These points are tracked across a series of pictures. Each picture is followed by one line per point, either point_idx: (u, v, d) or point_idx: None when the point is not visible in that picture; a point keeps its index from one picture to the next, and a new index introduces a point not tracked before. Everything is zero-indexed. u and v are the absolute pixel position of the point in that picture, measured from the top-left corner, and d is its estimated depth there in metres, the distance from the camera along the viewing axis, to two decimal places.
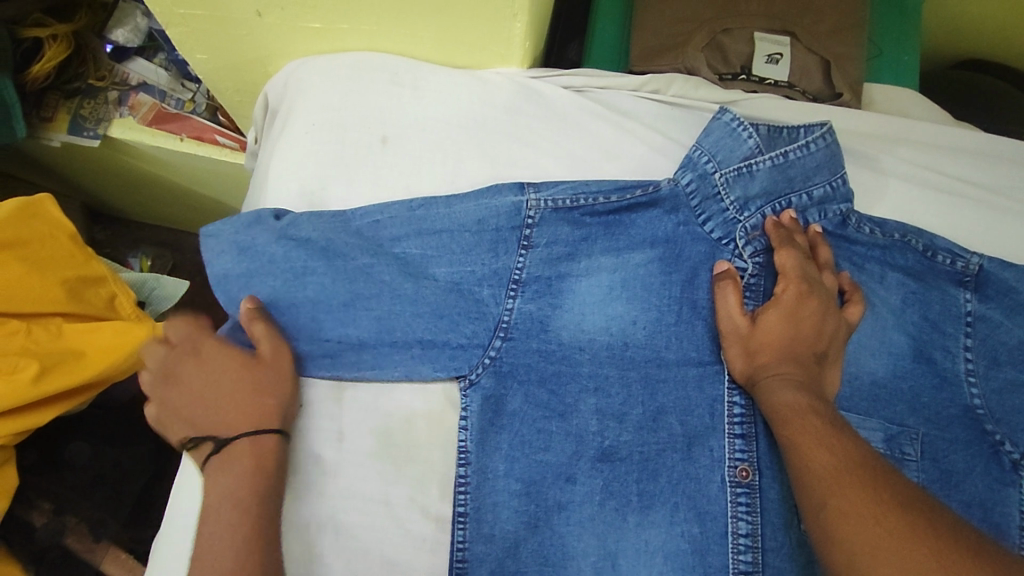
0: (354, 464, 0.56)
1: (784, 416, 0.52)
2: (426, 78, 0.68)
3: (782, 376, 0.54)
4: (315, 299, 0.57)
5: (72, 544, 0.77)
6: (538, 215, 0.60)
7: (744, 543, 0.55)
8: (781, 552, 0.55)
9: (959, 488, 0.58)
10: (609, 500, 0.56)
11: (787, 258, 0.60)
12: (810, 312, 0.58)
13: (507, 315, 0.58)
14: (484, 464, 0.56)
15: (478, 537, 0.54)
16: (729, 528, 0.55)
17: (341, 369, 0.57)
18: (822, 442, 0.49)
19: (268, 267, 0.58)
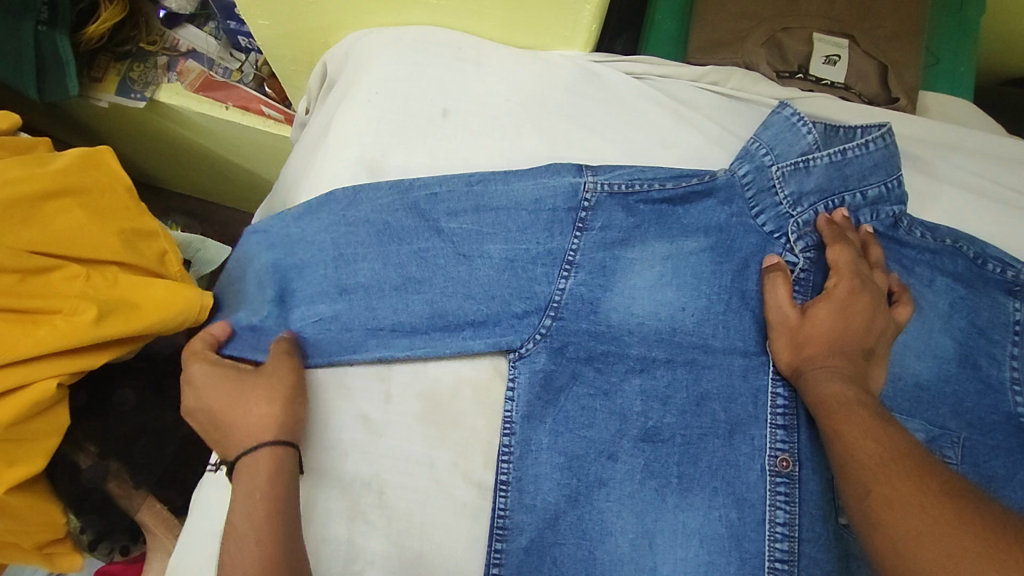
0: (400, 427, 0.57)
1: (831, 407, 0.52)
2: (491, 57, 0.69)
3: (831, 371, 0.55)
4: (367, 284, 0.58)
5: (114, 488, 0.79)
6: (594, 198, 0.60)
7: (782, 532, 0.55)
8: (818, 543, 0.55)
9: (998, 493, 0.58)
10: (649, 480, 0.56)
11: (840, 253, 0.60)
12: (860, 308, 0.58)
13: (559, 294, 0.59)
14: (528, 436, 0.56)
15: (519, 506, 0.55)
16: (767, 516, 0.55)
17: (392, 352, 0.58)
18: (869, 433, 0.49)
19: (320, 255, 0.59)
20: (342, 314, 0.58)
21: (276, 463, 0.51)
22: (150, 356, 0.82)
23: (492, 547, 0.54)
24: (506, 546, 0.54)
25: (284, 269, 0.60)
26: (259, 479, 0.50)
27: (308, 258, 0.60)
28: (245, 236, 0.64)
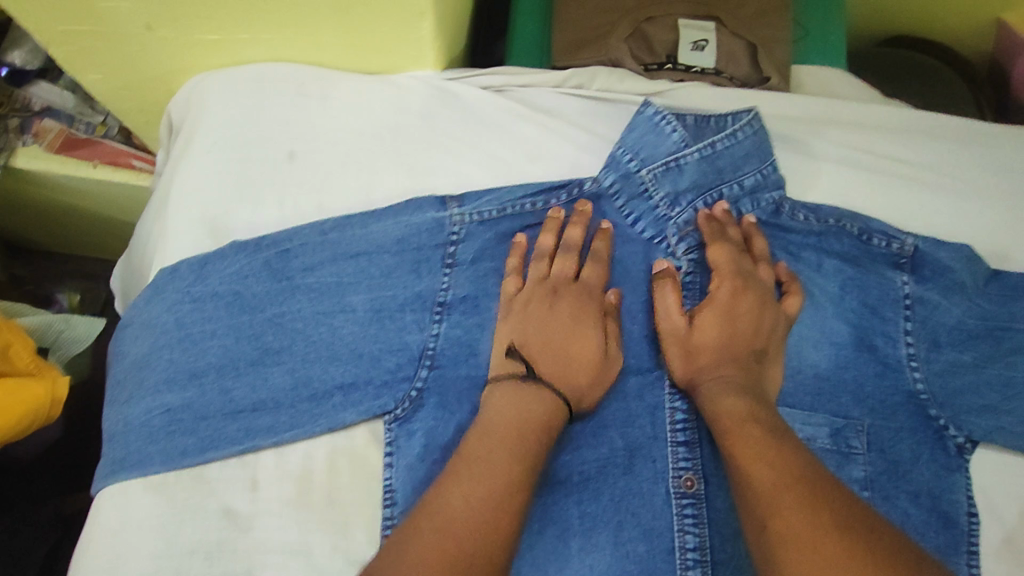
0: (270, 513, 0.52)
1: (726, 424, 0.50)
2: (337, 87, 0.62)
3: (723, 381, 0.52)
4: (219, 364, 0.54)
5: None
6: (462, 230, 0.58)
7: (693, 557, 0.52)
8: (730, 564, 0.52)
9: (906, 478, 0.56)
10: (550, 527, 0.53)
11: (720, 252, 0.58)
12: (744, 309, 0.56)
13: (433, 342, 0.56)
14: (413, 502, 0.52)
15: None
16: (676, 542, 0.53)
17: (255, 438, 0.53)
18: (762, 453, 0.46)
19: (165, 338, 0.55)
20: (194, 401, 0.53)
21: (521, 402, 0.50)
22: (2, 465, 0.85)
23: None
24: None
25: (145, 355, 0.56)
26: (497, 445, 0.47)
27: (156, 347, 0.55)
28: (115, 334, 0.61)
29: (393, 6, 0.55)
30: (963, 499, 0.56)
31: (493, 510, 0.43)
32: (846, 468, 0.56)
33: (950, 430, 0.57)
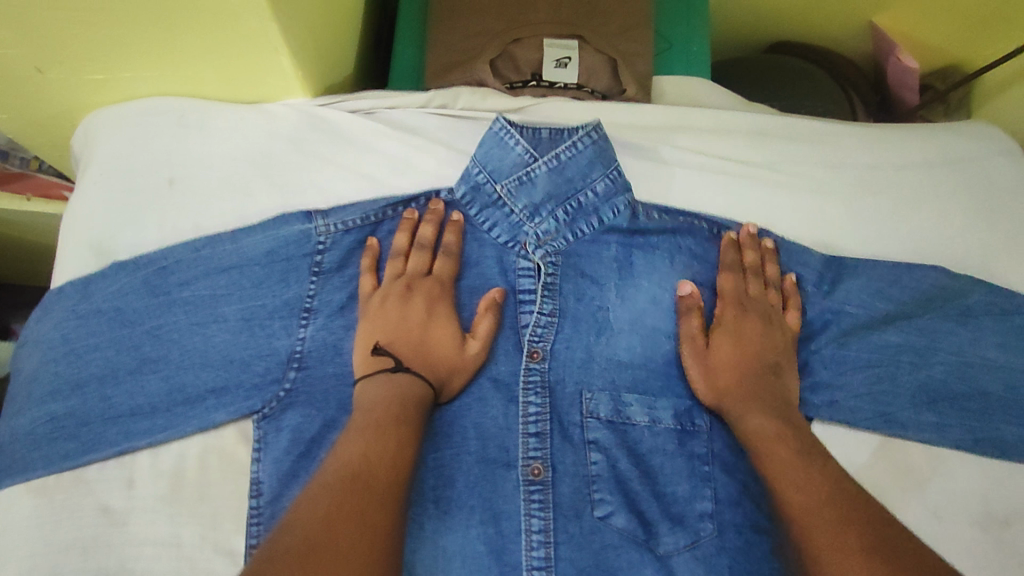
0: (144, 510, 0.56)
1: (759, 444, 0.56)
2: (215, 116, 0.66)
3: (747, 402, 0.58)
4: (100, 375, 0.58)
5: None
6: (328, 239, 0.62)
7: (539, 539, 0.56)
8: (572, 543, 0.57)
9: (743, 454, 0.61)
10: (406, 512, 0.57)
11: (727, 280, 0.65)
12: (753, 328, 0.63)
13: (300, 345, 0.60)
14: (279, 494, 0.57)
15: None
16: (523, 526, 0.57)
17: (131, 440, 0.57)
18: (802, 479, 0.52)
19: (52, 353, 0.60)
20: (76, 409, 0.57)
21: (387, 385, 0.56)
22: None
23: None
24: None
25: (35, 370, 0.60)
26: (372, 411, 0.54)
27: (44, 361, 0.60)
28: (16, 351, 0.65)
29: (250, 43, 0.60)
30: None
31: (382, 467, 0.50)
32: (688, 445, 0.60)
33: None
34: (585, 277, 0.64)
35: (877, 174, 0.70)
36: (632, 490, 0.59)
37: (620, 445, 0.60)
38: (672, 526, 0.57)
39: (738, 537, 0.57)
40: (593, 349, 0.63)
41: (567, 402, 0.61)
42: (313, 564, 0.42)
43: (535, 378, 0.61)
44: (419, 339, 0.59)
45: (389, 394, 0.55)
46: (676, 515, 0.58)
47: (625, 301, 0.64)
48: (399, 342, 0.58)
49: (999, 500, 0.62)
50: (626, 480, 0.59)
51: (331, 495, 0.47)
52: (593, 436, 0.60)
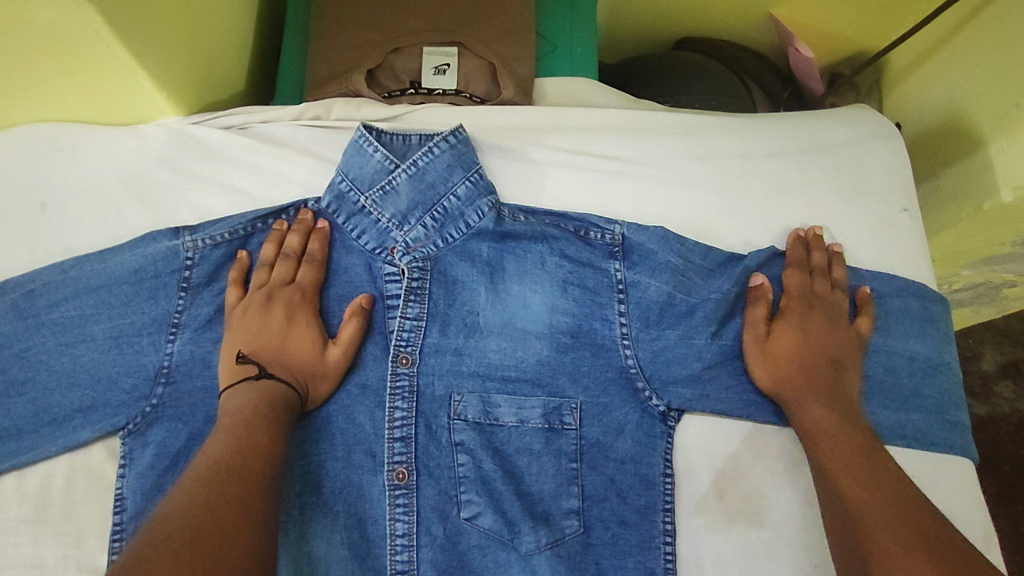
0: (9, 530, 0.57)
1: (818, 430, 0.57)
2: (87, 141, 0.67)
3: (806, 395, 0.60)
4: None
5: None
6: (196, 254, 0.63)
7: (402, 543, 0.57)
8: (435, 545, 0.57)
9: (612, 450, 0.60)
10: None
11: (795, 275, 0.66)
12: (819, 324, 0.64)
13: (168, 359, 0.61)
14: (143, 508, 0.57)
15: None
16: (387, 530, 0.57)
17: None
18: (872, 485, 0.52)
19: None
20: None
21: (251, 388, 0.56)
22: None
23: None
24: None
25: None
26: (234, 410, 0.54)
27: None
28: None
29: (108, 70, 0.60)
30: (660, 461, 0.60)
31: (253, 454, 0.51)
32: (556, 443, 0.60)
33: (654, 401, 0.62)
34: (455, 281, 0.65)
35: (748, 164, 0.71)
36: (496, 491, 0.58)
37: (487, 446, 0.60)
38: (535, 525, 0.57)
39: (606, 531, 0.58)
40: (462, 351, 0.63)
41: (434, 406, 0.61)
42: (191, 547, 0.42)
43: (403, 383, 0.61)
44: (281, 347, 0.60)
45: (253, 399, 0.55)
46: (540, 512, 0.58)
47: (496, 304, 0.64)
48: (261, 352, 0.59)
49: None
50: (492, 480, 0.58)
51: (201, 482, 0.47)
52: (460, 438, 0.60)
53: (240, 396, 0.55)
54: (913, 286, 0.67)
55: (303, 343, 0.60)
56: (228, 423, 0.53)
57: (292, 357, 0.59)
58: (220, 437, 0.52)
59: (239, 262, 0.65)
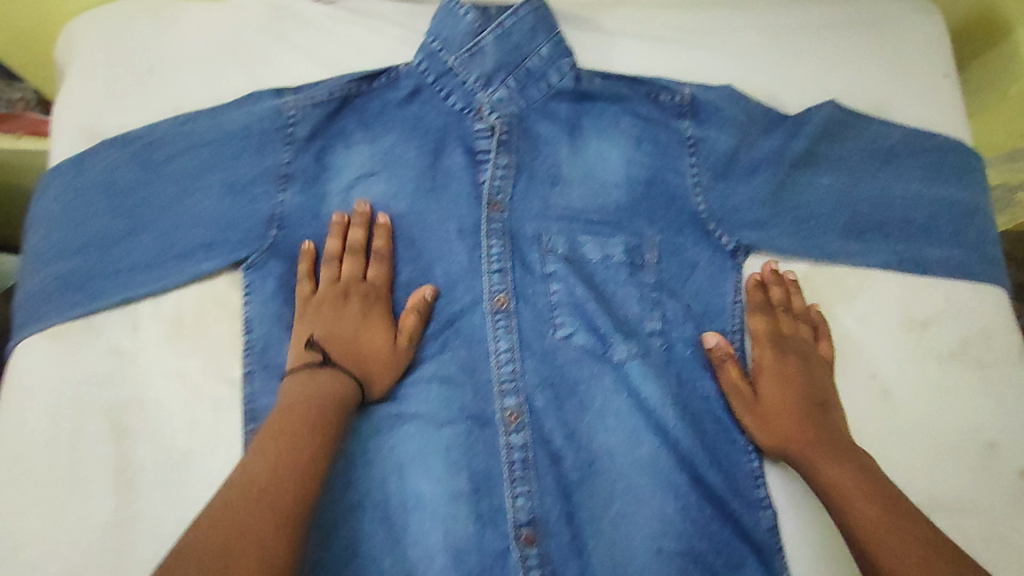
0: (150, 347, 0.63)
1: (841, 497, 0.54)
2: (187, 15, 0.73)
3: (823, 457, 0.57)
4: (101, 237, 0.65)
5: None
6: (299, 113, 0.67)
7: (506, 358, 0.65)
8: (533, 358, 0.65)
9: (688, 281, 0.68)
10: None
11: (759, 322, 0.65)
12: (791, 367, 0.63)
13: (280, 208, 0.66)
14: (268, 331, 0.64)
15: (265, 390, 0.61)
16: (491, 348, 0.65)
17: (132, 290, 0.63)
18: (892, 527, 0.51)
19: (53, 223, 0.66)
20: (78, 267, 0.64)
21: (302, 378, 0.58)
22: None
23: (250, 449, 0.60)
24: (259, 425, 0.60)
25: (40, 236, 0.66)
26: (302, 383, 0.57)
27: (47, 230, 0.65)
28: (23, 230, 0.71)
29: None
30: (730, 290, 0.68)
31: (307, 417, 0.54)
32: (637, 275, 0.67)
33: (725, 239, 0.68)
34: (538, 137, 0.70)
35: (801, 35, 0.77)
36: (588, 311, 0.66)
37: (577, 275, 0.67)
38: (624, 337, 0.65)
39: (685, 349, 0.66)
40: (549, 199, 0.69)
41: (526, 244, 0.68)
42: (259, 494, 0.47)
43: (497, 225, 0.67)
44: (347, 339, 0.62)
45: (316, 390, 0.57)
46: (628, 329, 0.66)
47: (576, 158, 0.70)
48: (327, 343, 0.61)
49: (919, 307, 0.67)
50: (584, 303, 0.66)
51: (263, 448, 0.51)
52: (552, 269, 0.67)
53: (296, 384, 0.57)
54: (955, 144, 0.73)
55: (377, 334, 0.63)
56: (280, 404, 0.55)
57: (360, 347, 0.63)
58: (279, 409, 0.55)
59: (306, 250, 0.65)
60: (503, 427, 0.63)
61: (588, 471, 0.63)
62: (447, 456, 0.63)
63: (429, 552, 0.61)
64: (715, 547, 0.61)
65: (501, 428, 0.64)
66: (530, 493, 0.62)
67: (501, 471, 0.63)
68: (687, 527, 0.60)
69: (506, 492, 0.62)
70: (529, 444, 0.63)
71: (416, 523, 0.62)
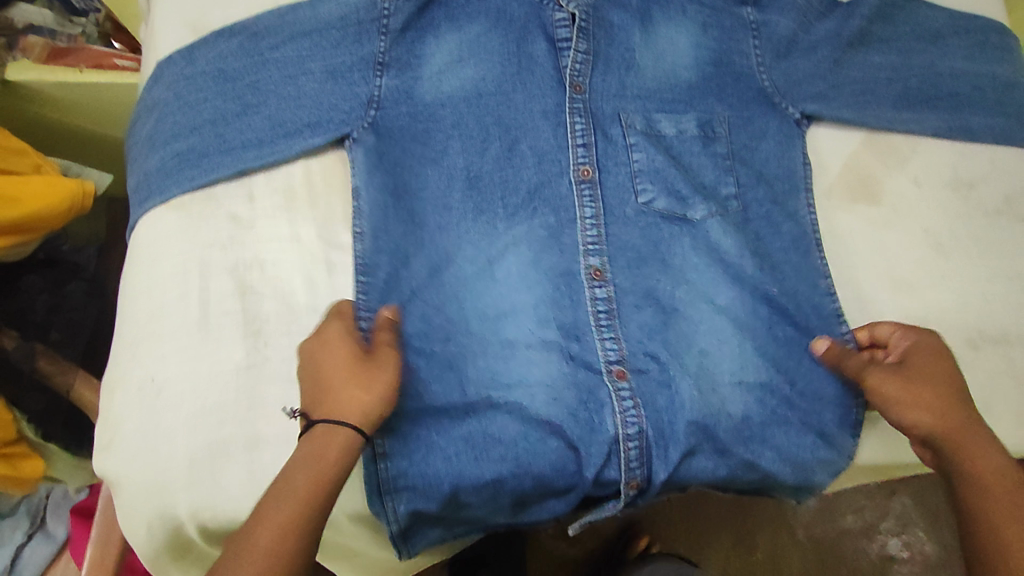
0: (266, 214, 0.66)
1: (985, 488, 0.55)
2: None
3: (974, 446, 0.57)
4: (214, 117, 0.69)
5: (45, 365, 0.78)
6: (391, 6, 0.72)
7: (591, 223, 0.70)
8: (617, 219, 0.71)
9: (756, 150, 0.74)
10: (481, 216, 0.70)
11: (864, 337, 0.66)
12: (915, 362, 0.62)
13: (377, 91, 0.71)
14: (371, 200, 0.68)
15: (374, 251, 0.67)
16: (577, 214, 0.70)
17: (246, 163, 0.67)
18: (1019, 509, 0.54)
19: (169, 109, 0.70)
20: (196, 144, 0.68)
21: (300, 452, 0.51)
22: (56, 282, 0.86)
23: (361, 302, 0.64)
24: (370, 279, 0.66)
25: (155, 120, 0.70)
26: (304, 454, 0.51)
27: (163, 115, 0.70)
28: (130, 124, 0.75)
29: None
30: (799, 156, 0.74)
31: (309, 496, 0.50)
32: (711, 146, 0.73)
33: (791, 110, 0.74)
34: (612, 25, 0.74)
35: None
36: (668, 177, 0.72)
37: (657, 146, 0.72)
38: (704, 197, 0.72)
39: (761, 209, 0.72)
40: (625, 81, 0.74)
41: (607, 120, 0.73)
42: None
43: (579, 105, 0.72)
44: (335, 375, 0.54)
45: (314, 481, 0.50)
46: (708, 192, 0.72)
47: (648, 43, 0.75)
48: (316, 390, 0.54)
49: (964, 169, 0.73)
50: (665, 170, 0.72)
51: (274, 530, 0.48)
52: (633, 142, 0.72)
53: (299, 462, 0.51)
54: (992, 25, 0.79)
55: (354, 363, 0.55)
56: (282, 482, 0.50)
57: (343, 387, 0.54)
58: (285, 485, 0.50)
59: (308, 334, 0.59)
60: (590, 282, 0.69)
61: (669, 317, 0.70)
62: (539, 309, 0.69)
63: (530, 391, 0.66)
64: (788, 376, 0.69)
65: (587, 283, 0.69)
66: (617, 337, 0.68)
67: (589, 321, 0.69)
68: (761, 361, 0.69)
69: (595, 338, 0.68)
70: (614, 296, 0.69)
71: (516, 366, 0.67)
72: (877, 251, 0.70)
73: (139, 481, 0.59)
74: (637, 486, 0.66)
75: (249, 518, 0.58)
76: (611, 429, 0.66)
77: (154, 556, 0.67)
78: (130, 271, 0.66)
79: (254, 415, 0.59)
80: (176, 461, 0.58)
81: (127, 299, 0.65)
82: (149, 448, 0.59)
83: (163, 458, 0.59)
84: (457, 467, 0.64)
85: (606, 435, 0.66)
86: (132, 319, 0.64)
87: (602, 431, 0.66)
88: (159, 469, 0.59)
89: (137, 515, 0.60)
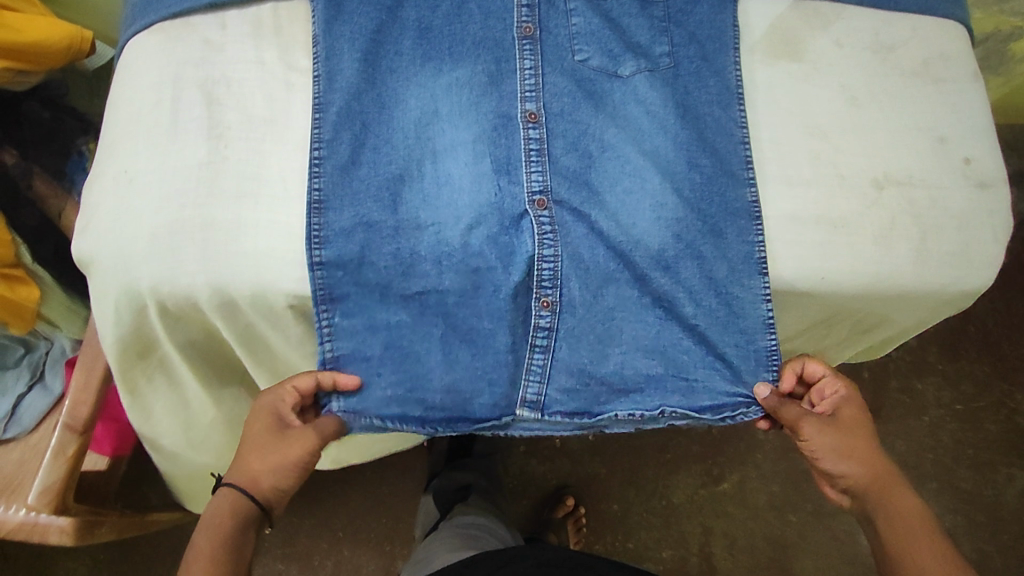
0: (235, 40, 0.74)
1: (907, 523, 0.68)
2: None
3: (901, 489, 0.70)
4: None
5: (41, 186, 0.93)
6: None
7: (530, 74, 0.74)
8: (555, 72, 0.75)
9: (690, 14, 0.77)
10: (428, 61, 0.74)
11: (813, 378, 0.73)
12: (839, 416, 0.71)
13: None
14: (331, 45, 0.74)
15: (330, 88, 0.73)
16: (518, 66, 0.74)
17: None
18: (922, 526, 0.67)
19: None
20: None
21: (212, 513, 0.66)
22: (61, 127, 0.96)
23: (313, 131, 0.71)
24: (323, 113, 0.72)
25: None
26: (208, 534, 0.64)
27: None
28: None
29: None
30: (730, 16, 0.77)
31: (221, 546, 0.64)
32: (648, 9, 0.77)
33: None
34: None
35: None
36: (604, 39, 0.76)
37: (595, 12, 0.77)
38: (634, 57, 0.76)
39: (691, 65, 0.76)
40: None
41: None
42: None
43: None
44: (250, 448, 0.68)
45: (213, 541, 0.64)
46: (639, 51, 0.76)
47: None
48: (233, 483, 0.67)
49: (887, 35, 0.78)
50: (601, 32, 0.76)
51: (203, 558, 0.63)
52: (573, 6, 0.77)
53: (207, 521, 0.65)
54: None
55: (264, 442, 0.68)
56: (203, 531, 0.64)
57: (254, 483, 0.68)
58: (204, 527, 0.65)
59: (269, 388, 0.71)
60: (524, 124, 0.73)
61: (597, 158, 0.74)
62: (475, 144, 0.73)
63: (456, 213, 0.71)
64: (702, 216, 0.73)
65: (521, 125, 0.73)
66: (543, 171, 0.72)
67: (520, 156, 0.72)
68: (680, 200, 0.73)
69: (524, 172, 0.72)
70: (545, 138, 0.73)
71: (446, 193, 0.71)
72: (797, 102, 0.76)
73: (110, 257, 0.68)
74: (550, 305, 0.71)
75: (201, 293, 0.67)
76: (527, 252, 0.71)
77: (122, 351, 0.75)
78: (118, 84, 0.75)
79: (212, 202, 0.68)
80: (140, 237, 0.67)
81: (113, 107, 0.74)
82: (119, 227, 0.68)
83: (130, 234, 0.68)
84: (388, 280, 0.70)
85: (524, 255, 0.71)
86: (115, 124, 0.73)
87: (520, 252, 0.71)
88: (126, 244, 0.68)
89: (107, 293, 0.69)
